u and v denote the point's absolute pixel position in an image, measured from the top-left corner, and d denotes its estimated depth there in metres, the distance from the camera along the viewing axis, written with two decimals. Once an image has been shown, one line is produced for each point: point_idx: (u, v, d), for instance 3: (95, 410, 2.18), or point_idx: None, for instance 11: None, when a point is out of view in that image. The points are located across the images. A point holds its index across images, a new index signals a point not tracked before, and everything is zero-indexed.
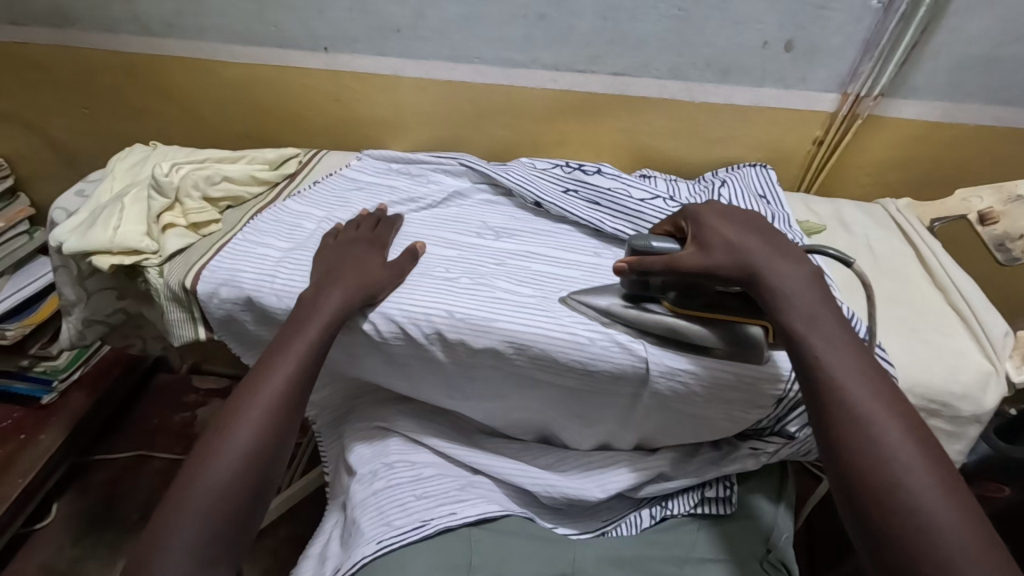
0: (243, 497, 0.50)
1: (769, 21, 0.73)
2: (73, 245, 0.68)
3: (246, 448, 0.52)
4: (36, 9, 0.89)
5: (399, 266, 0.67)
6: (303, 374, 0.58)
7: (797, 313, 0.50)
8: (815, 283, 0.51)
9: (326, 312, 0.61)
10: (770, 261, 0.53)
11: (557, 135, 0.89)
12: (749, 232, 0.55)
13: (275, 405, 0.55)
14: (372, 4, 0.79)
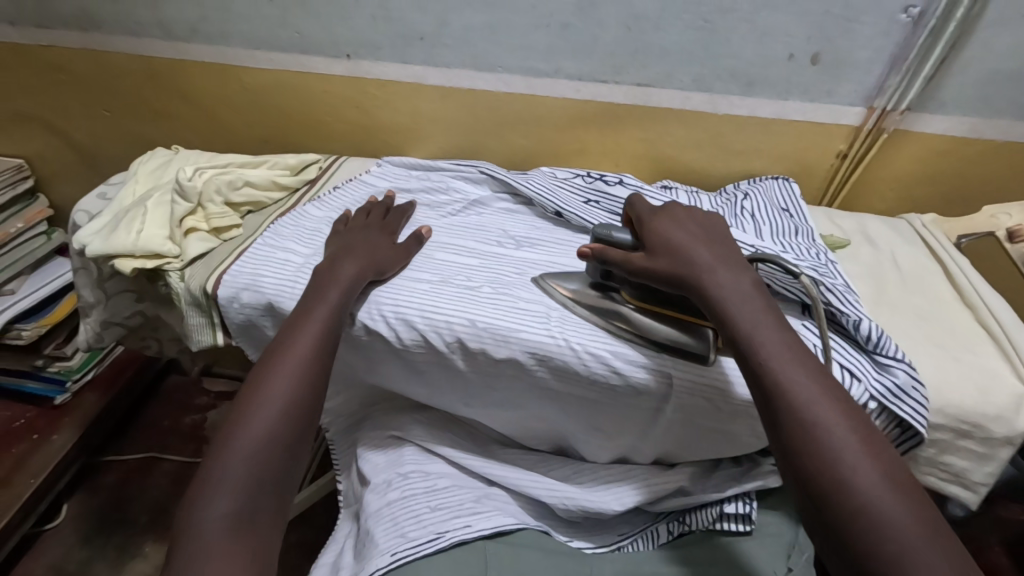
0: (283, 454, 0.52)
1: (795, 33, 0.72)
2: (95, 248, 0.68)
3: (282, 407, 0.54)
4: (63, 13, 0.89)
5: (405, 249, 0.70)
6: (330, 336, 0.60)
7: (740, 324, 0.53)
8: (759, 297, 0.55)
9: (344, 282, 0.64)
10: (715, 270, 0.57)
11: (577, 144, 0.89)
12: (701, 244, 0.59)
13: (305, 365, 0.57)
14: (396, 11, 0.79)
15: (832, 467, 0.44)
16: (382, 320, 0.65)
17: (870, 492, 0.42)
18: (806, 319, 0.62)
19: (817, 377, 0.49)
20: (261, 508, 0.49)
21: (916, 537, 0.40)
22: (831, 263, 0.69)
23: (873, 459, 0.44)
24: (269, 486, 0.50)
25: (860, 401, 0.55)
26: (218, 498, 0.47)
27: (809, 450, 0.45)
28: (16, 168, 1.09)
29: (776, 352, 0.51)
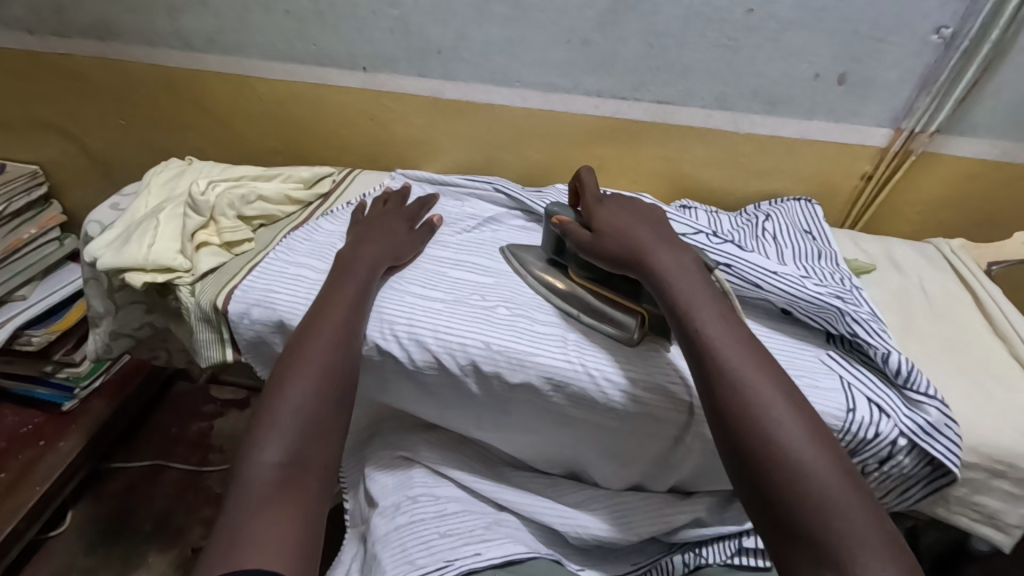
0: (328, 409, 0.56)
1: (822, 53, 0.71)
2: (107, 261, 0.67)
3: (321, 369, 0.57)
4: (79, 21, 0.89)
5: (420, 235, 0.74)
6: (362, 304, 0.63)
7: (680, 299, 0.54)
8: (698, 272, 0.56)
9: (366, 263, 0.67)
10: (655, 247, 0.58)
11: (595, 160, 0.87)
12: (641, 224, 0.61)
13: (339, 333, 0.60)
14: (415, 26, 0.78)
15: (765, 429, 0.45)
16: (394, 339, 0.63)
17: (792, 447, 0.44)
18: (832, 350, 0.61)
19: (749, 348, 0.50)
20: (310, 458, 0.53)
21: (827, 486, 0.43)
22: (856, 288, 0.67)
23: (795, 416, 0.46)
24: (318, 438, 0.54)
25: (889, 437, 0.53)
26: (269, 448, 0.51)
27: (738, 415, 0.47)
28: (31, 175, 1.09)
29: (708, 319, 0.52)
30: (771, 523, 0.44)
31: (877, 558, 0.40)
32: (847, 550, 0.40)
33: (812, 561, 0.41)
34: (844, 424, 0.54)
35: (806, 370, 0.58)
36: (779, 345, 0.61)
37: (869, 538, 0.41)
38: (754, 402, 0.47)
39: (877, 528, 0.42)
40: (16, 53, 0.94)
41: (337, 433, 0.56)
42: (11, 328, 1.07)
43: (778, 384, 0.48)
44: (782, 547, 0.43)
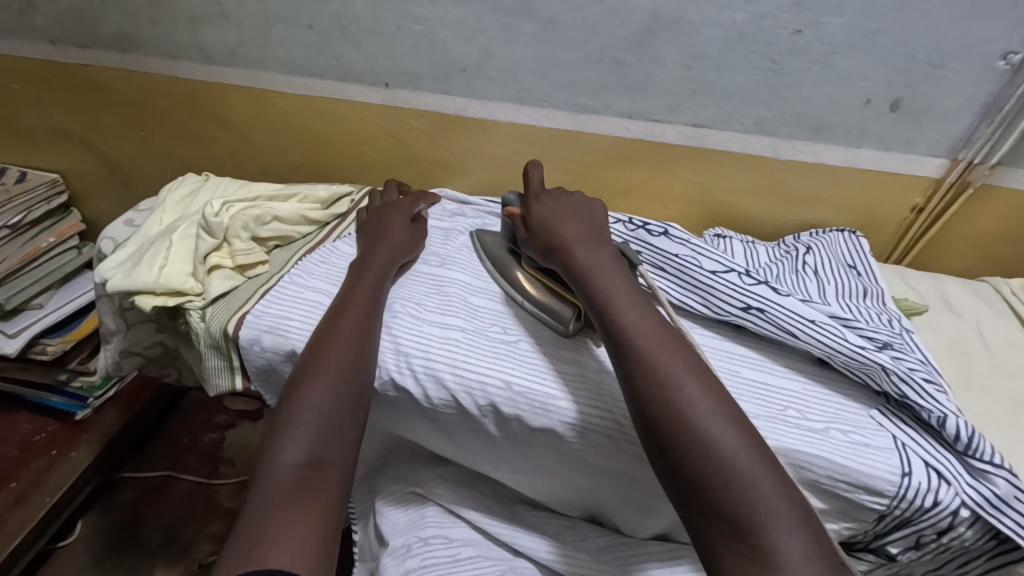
0: (346, 408, 0.54)
1: (875, 78, 0.66)
2: (116, 283, 0.65)
3: (341, 365, 0.55)
4: (101, 32, 0.88)
5: (421, 232, 0.74)
6: (376, 302, 0.62)
7: (597, 294, 0.56)
8: (616, 267, 0.59)
9: (381, 261, 0.67)
10: (580, 243, 0.61)
11: (623, 184, 0.83)
12: (575, 221, 0.64)
13: (358, 328, 0.59)
14: (440, 42, 0.76)
15: (682, 414, 0.46)
16: (411, 374, 0.60)
17: (707, 426, 0.46)
18: (877, 409, 0.56)
19: (665, 334, 0.52)
20: (329, 459, 0.50)
21: (734, 460, 0.44)
22: (906, 332, 0.62)
23: (704, 395, 0.48)
24: (336, 439, 0.52)
25: (949, 507, 0.48)
26: (290, 448, 0.50)
27: (659, 400, 0.48)
28: (51, 183, 1.08)
29: (626, 310, 0.54)
30: (687, 501, 0.45)
31: (785, 527, 0.41)
32: (759, 523, 0.42)
33: (725, 534, 0.43)
34: (899, 490, 0.49)
35: (854, 426, 0.54)
36: (823, 401, 0.57)
37: (779, 509, 0.42)
38: (671, 387, 0.48)
39: (788, 499, 0.43)
40: (37, 63, 0.94)
41: (357, 434, 0.54)
42: (27, 336, 1.06)
43: (692, 367, 0.50)
44: (699, 525, 0.44)
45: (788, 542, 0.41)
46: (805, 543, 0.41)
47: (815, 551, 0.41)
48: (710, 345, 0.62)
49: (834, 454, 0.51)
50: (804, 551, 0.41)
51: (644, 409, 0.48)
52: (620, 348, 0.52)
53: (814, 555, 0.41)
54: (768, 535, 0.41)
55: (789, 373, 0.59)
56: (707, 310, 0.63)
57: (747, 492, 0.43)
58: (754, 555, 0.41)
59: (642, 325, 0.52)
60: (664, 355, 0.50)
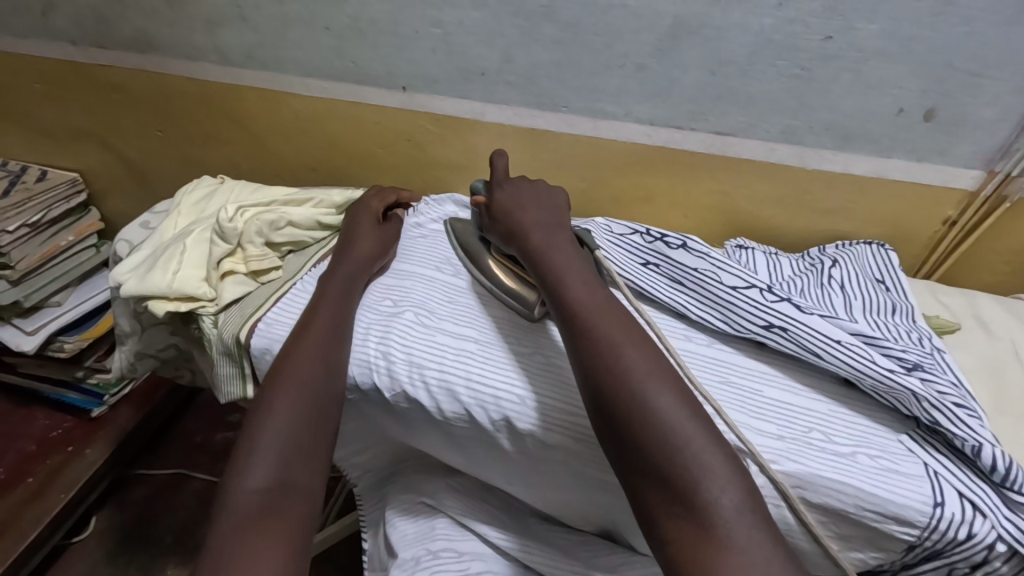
0: (310, 431, 0.53)
1: (908, 86, 0.64)
2: (130, 287, 0.65)
3: (304, 389, 0.55)
4: (121, 34, 0.88)
5: (389, 231, 0.74)
6: (344, 320, 0.62)
7: (553, 272, 0.58)
8: (571, 247, 0.61)
9: (345, 275, 0.66)
10: (537, 224, 0.63)
11: (642, 191, 0.81)
12: (540, 208, 0.65)
13: (324, 345, 0.58)
14: (458, 46, 0.74)
15: (625, 385, 0.48)
16: (423, 386, 0.59)
17: (648, 395, 0.47)
18: (906, 434, 0.54)
19: (612, 309, 0.54)
20: (295, 481, 0.50)
21: (673, 426, 0.45)
22: (937, 351, 0.60)
23: (646, 363, 0.49)
24: (302, 463, 0.51)
25: (984, 540, 0.46)
26: (252, 474, 0.49)
27: (604, 374, 0.49)
28: (71, 182, 1.09)
29: (576, 286, 0.56)
30: (630, 469, 0.46)
31: (719, 485, 0.43)
32: (694, 482, 0.43)
33: (662, 496, 0.44)
34: (930, 521, 0.47)
35: (883, 451, 0.52)
36: (848, 423, 0.55)
37: (714, 468, 0.44)
38: (613, 357, 0.50)
39: (724, 459, 0.44)
40: (58, 63, 0.94)
41: (324, 453, 0.53)
42: (44, 334, 1.06)
43: (637, 338, 0.52)
44: (640, 493, 0.45)
45: (720, 498, 0.42)
46: (736, 499, 0.42)
47: (747, 506, 0.42)
48: (732, 362, 0.61)
49: (862, 481, 0.49)
50: (736, 507, 0.42)
51: (591, 381, 0.50)
52: (571, 323, 0.53)
53: (747, 510, 0.42)
54: (702, 493, 0.43)
55: (813, 394, 0.58)
56: (727, 327, 0.62)
57: (682, 452, 0.44)
58: (690, 515, 0.42)
59: (592, 301, 0.54)
60: (609, 327, 0.52)
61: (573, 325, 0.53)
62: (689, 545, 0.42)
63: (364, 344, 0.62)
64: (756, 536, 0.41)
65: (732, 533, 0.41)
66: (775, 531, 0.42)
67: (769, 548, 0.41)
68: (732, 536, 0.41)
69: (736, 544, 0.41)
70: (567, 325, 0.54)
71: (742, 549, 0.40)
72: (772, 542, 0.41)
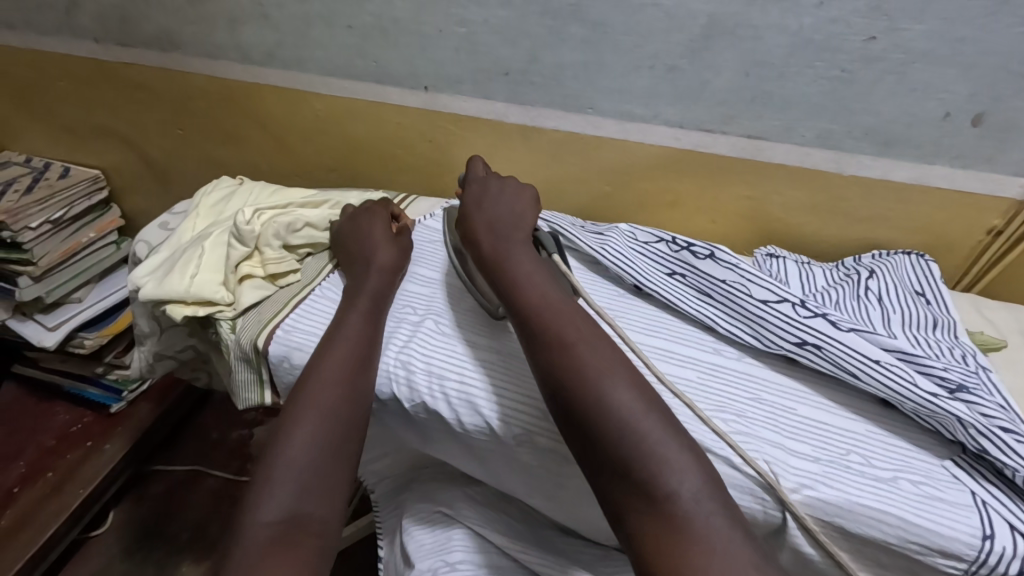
0: (328, 460, 0.51)
1: (955, 90, 0.60)
2: (148, 291, 0.65)
3: (325, 416, 0.53)
4: (143, 32, 0.88)
5: (403, 244, 0.70)
6: (369, 343, 0.59)
7: (511, 272, 0.58)
8: (526, 246, 0.61)
9: (369, 295, 0.63)
10: (492, 224, 0.63)
11: (669, 196, 0.79)
12: (499, 207, 0.65)
13: (348, 370, 0.56)
14: (482, 46, 0.72)
15: (581, 381, 0.48)
16: (443, 398, 0.57)
17: (602, 391, 0.47)
18: (951, 460, 0.51)
19: (565, 305, 0.55)
20: (309, 513, 0.48)
21: (626, 420, 0.46)
22: (983, 370, 0.57)
23: (598, 358, 0.50)
24: (319, 492, 0.50)
25: None
26: (267, 505, 0.48)
27: (560, 371, 0.49)
28: (93, 179, 1.09)
29: (533, 284, 0.56)
30: (594, 466, 0.46)
31: (676, 474, 0.43)
32: (652, 473, 0.43)
33: (625, 490, 0.44)
34: (978, 555, 0.44)
35: (926, 477, 0.49)
36: (889, 447, 0.52)
37: (671, 458, 0.44)
38: (566, 354, 0.50)
39: (682, 448, 0.45)
40: (81, 61, 0.94)
41: (343, 483, 0.51)
42: (64, 331, 1.08)
43: (592, 334, 0.52)
44: (605, 491, 0.45)
45: (679, 489, 0.43)
46: (695, 486, 0.43)
47: (707, 494, 0.43)
48: (763, 379, 0.58)
49: (904, 510, 0.46)
50: (694, 495, 0.43)
51: (547, 380, 0.50)
52: (528, 322, 0.54)
53: (704, 496, 0.43)
54: (661, 485, 0.43)
55: (850, 415, 0.55)
56: (757, 342, 0.60)
57: (639, 447, 0.44)
58: (650, 508, 0.43)
59: (547, 298, 0.55)
60: (564, 324, 0.52)
61: (528, 324, 0.54)
62: (654, 536, 0.42)
63: (386, 352, 0.60)
64: (716, 523, 0.42)
65: (692, 522, 0.41)
66: (736, 517, 0.42)
67: (728, 534, 0.41)
68: (694, 525, 0.41)
69: (695, 533, 0.41)
70: (524, 323, 0.54)
71: (701, 538, 0.41)
72: (732, 527, 0.42)
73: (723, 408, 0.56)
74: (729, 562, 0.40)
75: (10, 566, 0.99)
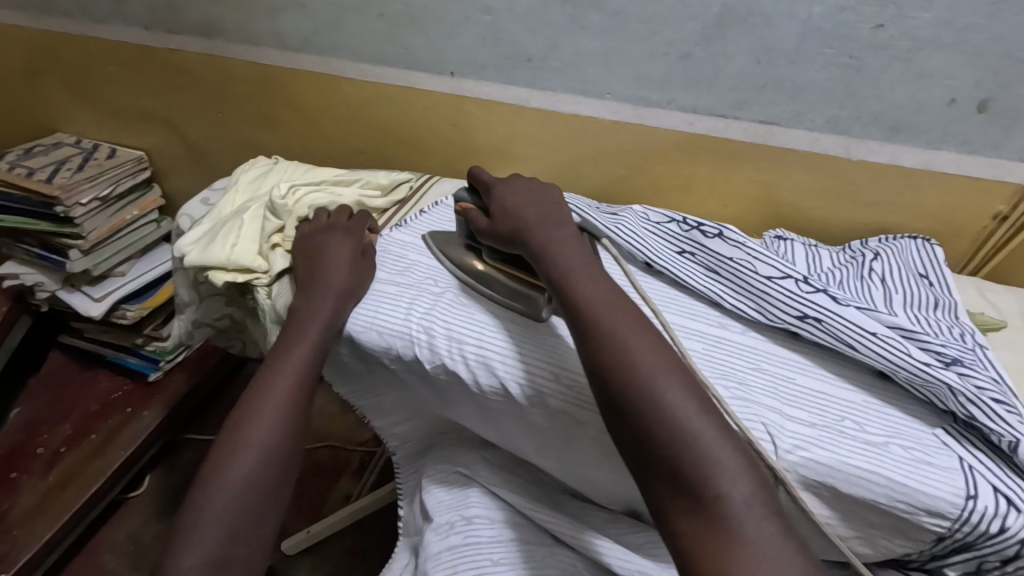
0: (258, 505, 0.56)
1: (962, 77, 0.62)
2: (193, 258, 0.71)
3: (259, 458, 0.57)
4: (189, 20, 0.93)
5: (361, 268, 0.69)
6: (307, 381, 0.62)
7: (559, 267, 0.58)
8: (576, 243, 0.60)
9: (319, 321, 0.63)
10: (543, 222, 0.62)
11: (683, 179, 0.82)
12: (531, 204, 0.65)
13: (282, 414, 0.59)
14: (506, 33, 0.76)
15: (635, 379, 0.48)
16: (462, 360, 0.61)
17: (659, 391, 0.47)
18: (942, 428, 0.54)
19: (616, 301, 0.54)
20: (233, 556, 0.53)
21: (681, 420, 0.46)
22: (980, 348, 0.58)
23: (653, 355, 0.49)
24: (243, 536, 0.54)
25: (1018, 535, 0.46)
26: (193, 549, 0.52)
27: (613, 369, 0.49)
28: (137, 160, 1.15)
29: (583, 281, 0.56)
30: (642, 465, 0.46)
31: (728, 477, 0.43)
32: (701, 475, 0.43)
33: (671, 490, 0.45)
34: (961, 513, 0.47)
35: (916, 443, 0.52)
36: (881, 414, 0.55)
37: (723, 460, 0.44)
38: (620, 351, 0.50)
39: (735, 450, 0.45)
40: (129, 47, 1.01)
41: (267, 525, 0.56)
42: (110, 301, 1.15)
43: (647, 331, 0.52)
44: (651, 489, 0.46)
45: (730, 492, 0.43)
46: (746, 491, 0.43)
47: (757, 498, 0.43)
48: (766, 351, 0.61)
49: (892, 471, 0.49)
50: (746, 500, 0.43)
51: (600, 379, 0.50)
52: (579, 320, 0.53)
53: (756, 500, 0.43)
54: (711, 488, 0.43)
55: (848, 385, 0.58)
56: (761, 316, 0.63)
57: (692, 447, 0.44)
58: (699, 509, 0.43)
59: (596, 296, 0.54)
60: (616, 322, 0.52)
61: (579, 323, 0.53)
62: (701, 536, 0.42)
63: (411, 315, 0.65)
64: (767, 528, 0.41)
65: (743, 525, 0.41)
66: (786, 522, 0.42)
67: (778, 541, 0.41)
68: (743, 530, 0.41)
69: (745, 537, 0.41)
70: (575, 322, 0.54)
71: (751, 542, 0.41)
72: (781, 534, 0.41)
73: (726, 375, 0.59)
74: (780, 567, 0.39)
75: (56, 519, 1.07)
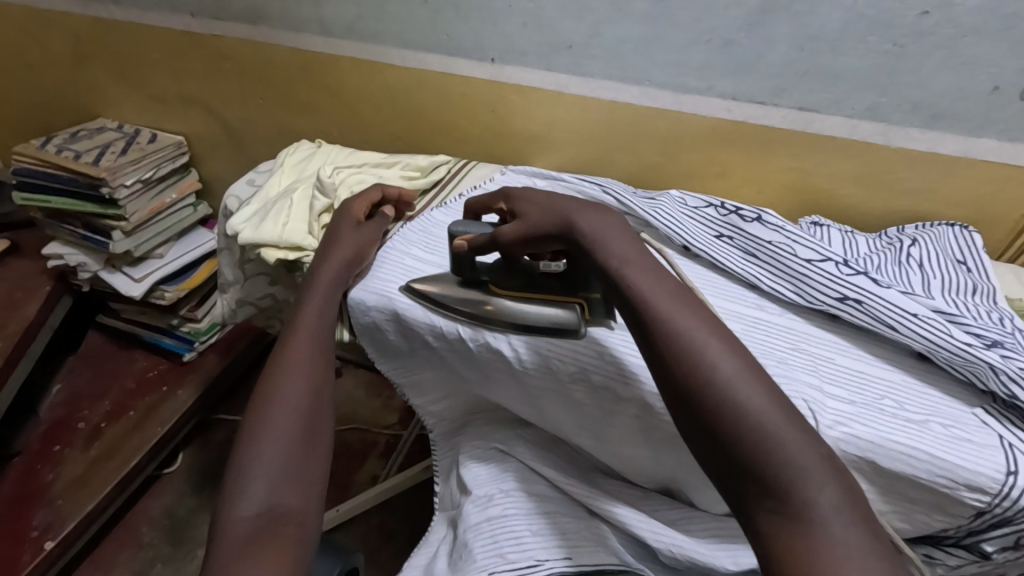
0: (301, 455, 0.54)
1: (1005, 65, 0.63)
2: (248, 236, 0.74)
3: (293, 408, 0.56)
4: (236, 7, 0.96)
5: (367, 233, 0.73)
6: (324, 337, 0.64)
7: (593, 234, 0.56)
8: (606, 209, 0.59)
9: (324, 282, 0.67)
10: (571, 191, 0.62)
11: (718, 167, 0.83)
12: None
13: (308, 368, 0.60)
14: (549, 21, 0.78)
15: (680, 344, 0.46)
16: (506, 338, 0.63)
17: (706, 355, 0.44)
18: (981, 408, 0.55)
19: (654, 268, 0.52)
20: (287, 504, 0.50)
21: (731, 383, 0.43)
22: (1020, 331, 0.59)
23: (698, 320, 0.47)
24: (291, 484, 0.52)
25: None
26: (247, 498, 0.49)
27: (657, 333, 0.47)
28: (177, 145, 1.18)
29: (620, 249, 0.54)
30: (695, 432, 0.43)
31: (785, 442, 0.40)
32: (761, 439, 0.40)
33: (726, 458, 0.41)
34: (1002, 488, 0.48)
35: (956, 422, 0.53)
36: (922, 395, 0.56)
37: (778, 424, 0.41)
38: (665, 316, 0.48)
39: (786, 416, 0.42)
40: (174, 32, 1.03)
41: (313, 477, 0.54)
42: (149, 282, 1.19)
43: (688, 298, 0.50)
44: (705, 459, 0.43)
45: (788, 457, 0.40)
46: (801, 452, 0.40)
47: (816, 465, 0.39)
48: (805, 332, 0.63)
49: (933, 447, 0.51)
50: (802, 464, 0.39)
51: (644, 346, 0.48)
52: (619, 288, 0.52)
53: (815, 466, 0.39)
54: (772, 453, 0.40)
55: (885, 365, 0.59)
56: (800, 299, 0.64)
57: (743, 410, 0.42)
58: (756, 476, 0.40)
59: (637, 263, 0.53)
60: (655, 288, 0.50)
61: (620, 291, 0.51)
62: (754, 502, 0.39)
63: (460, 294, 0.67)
64: (828, 496, 0.38)
65: (800, 490, 0.38)
66: (846, 490, 0.39)
67: (837, 507, 0.37)
68: (804, 495, 0.38)
69: (803, 502, 0.38)
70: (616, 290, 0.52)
71: (811, 507, 0.37)
72: (844, 501, 0.38)
73: (766, 354, 0.60)
74: (843, 533, 0.36)
75: (98, 490, 1.11)
